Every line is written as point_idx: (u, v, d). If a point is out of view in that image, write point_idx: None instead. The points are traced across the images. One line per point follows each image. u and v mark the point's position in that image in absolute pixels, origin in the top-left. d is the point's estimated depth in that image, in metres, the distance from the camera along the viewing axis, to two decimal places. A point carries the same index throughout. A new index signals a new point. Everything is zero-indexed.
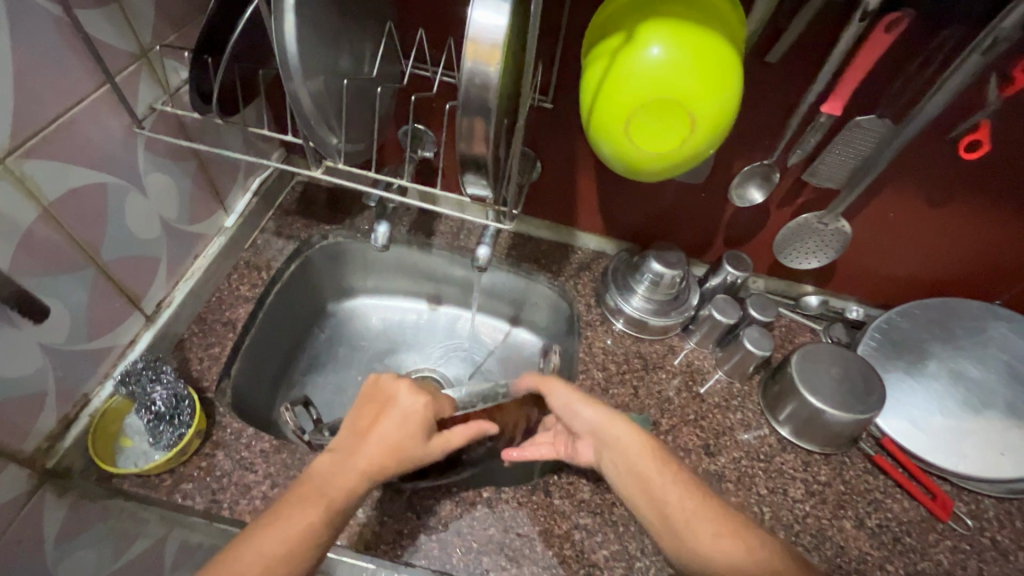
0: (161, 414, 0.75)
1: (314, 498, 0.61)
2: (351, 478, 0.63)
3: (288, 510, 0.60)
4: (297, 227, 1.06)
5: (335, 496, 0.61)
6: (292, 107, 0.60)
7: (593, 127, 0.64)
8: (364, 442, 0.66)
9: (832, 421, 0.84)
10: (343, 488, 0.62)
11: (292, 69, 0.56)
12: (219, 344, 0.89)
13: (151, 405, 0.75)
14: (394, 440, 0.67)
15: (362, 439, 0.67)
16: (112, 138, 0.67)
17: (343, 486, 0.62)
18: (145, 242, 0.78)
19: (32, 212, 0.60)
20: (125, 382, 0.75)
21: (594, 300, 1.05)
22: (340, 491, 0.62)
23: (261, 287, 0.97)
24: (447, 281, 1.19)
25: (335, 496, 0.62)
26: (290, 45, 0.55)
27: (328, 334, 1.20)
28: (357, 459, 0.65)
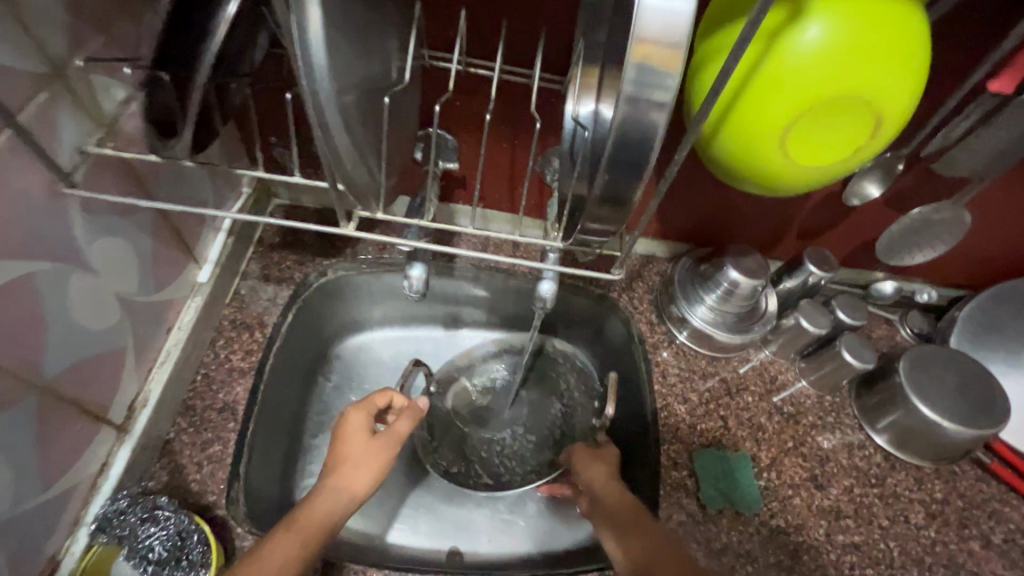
0: (163, 560, 0.56)
1: (291, 532, 0.55)
2: (338, 504, 0.59)
3: (274, 541, 0.54)
4: (287, 265, 0.85)
5: (316, 526, 0.56)
6: (316, 148, 0.40)
7: (734, 132, 0.47)
8: (346, 467, 0.61)
9: (949, 435, 0.75)
10: (324, 519, 0.57)
11: (318, 95, 0.37)
12: (219, 440, 0.69)
13: (148, 553, 0.56)
14: (368, 457, 0.62)
15: (340, 462, 0.62)
16: (32, 210, 0.46)
17: (324, 516, 0.57)
18: (102, 334, 0.57)
19: None
20: (105, 528, 0.56)
21: (655, 315, 0.90)
22: (319, 520, 0.57)
23: (257, 351, 0.77)
24: (469, 305, 1.01)
25: (314, 529, 0.56)
26: (319, 55, 0.35)
27: (335, 381, 1.00)
28: (336, 492, 0.59)
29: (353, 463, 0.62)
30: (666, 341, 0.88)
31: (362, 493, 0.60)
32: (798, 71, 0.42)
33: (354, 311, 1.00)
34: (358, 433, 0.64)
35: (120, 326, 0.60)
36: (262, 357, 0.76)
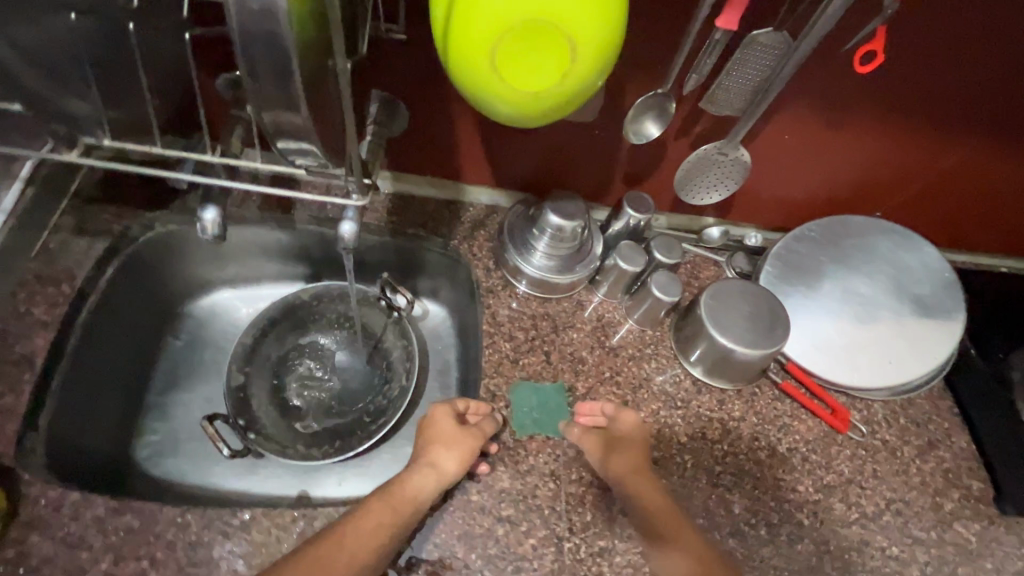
0: None
1: (386, 505, 0.65)
2: (429, 484, 0.68)
3: (369, 511, 0.64)
4: (105, 218, 0.83)
5: (407, 504, 0.66)
6: None
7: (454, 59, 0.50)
8: (436, 452, 0.71)
9: (741, 358, 0.82)
10: (411, 496, 0.67)
11: None
12: (12, 392, 0.68)
13: None
14: (457, 442, 0.71)
15: (434, 450, 0.71)
16: None
17: (411, 492, 0.67)
18: None
19: None
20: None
21: (492, 261, 0.93)
22: (409, 499, 0.66)
23: (65, 304, 0.75)
24: (319, 261, 1.02)
25: (404, 504, 0.66)
26: None
27: (185, 339, 0.99)
28: (428, 472, 0.69)
29: (443, 446, 0.71)
30: (501, 285, 0.91)
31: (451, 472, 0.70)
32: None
33: (202, 271, 0.98)
34: (446, 423, 0.74)
35: None
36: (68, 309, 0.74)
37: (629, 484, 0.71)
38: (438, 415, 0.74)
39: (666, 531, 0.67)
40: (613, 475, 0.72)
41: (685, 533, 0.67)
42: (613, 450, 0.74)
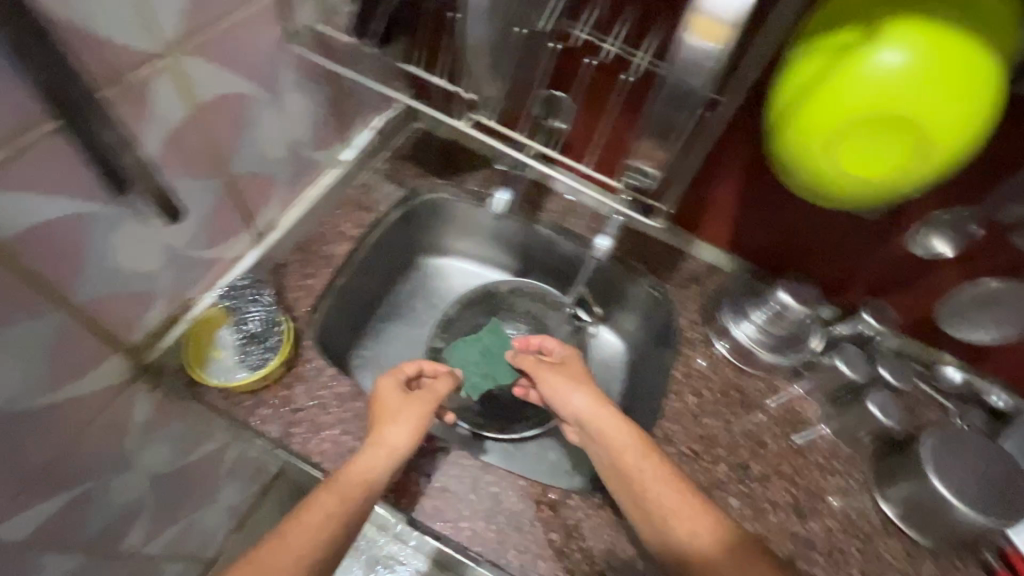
0: (254, 334, 0.76)
1: (332, 493, 0.64)
2: (377, 461, 0.68)
3: (312, 505, 0.64)
4: (409, 175, 1.04)
5: (356, 488, 0.65)
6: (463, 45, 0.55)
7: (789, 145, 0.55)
8: (383, 427, 0.70)
9: (960, 520, 0.72)
10: (362, 478, 0.66)
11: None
12: (315, 277, 0.87)
13: (245, 324, 0.76)
14: (412, 406, 0.73)
15: (386, 425, 0.71)
16: (265, 50, 0.65)
17: (368, 475, 0.67)
18: (272, 160, 0.76)
19: (182, 107, 0.58)
20: (227, 296, 0.77)
21: (701, 318, 0.95)
22: (359, 484, 0.66)
23: (366, 227, 0.95)
24: (535, 262, 1.16)
25: (354, 488, 0.65)
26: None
27: (411, 286, 1.17)
28: (380, 449, 0.69)
29: (395, 422, 0.72)
30: (702, 342, 0.93)
31: (404, 450, 0.70)
32: (860, 99, 0.49)
33: (445, 237, 1.16)
34: (393, 394, 0.75)
35: (283, 161, 0.79)
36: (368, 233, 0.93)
37: (597, 426, 0.77)
38: (383, 389, 0.74)
39: (636, 475, 0.70)
40: (583, 419, 0.78)
41: (683, 484, 0.69)
42: (574, 390, 0.81)
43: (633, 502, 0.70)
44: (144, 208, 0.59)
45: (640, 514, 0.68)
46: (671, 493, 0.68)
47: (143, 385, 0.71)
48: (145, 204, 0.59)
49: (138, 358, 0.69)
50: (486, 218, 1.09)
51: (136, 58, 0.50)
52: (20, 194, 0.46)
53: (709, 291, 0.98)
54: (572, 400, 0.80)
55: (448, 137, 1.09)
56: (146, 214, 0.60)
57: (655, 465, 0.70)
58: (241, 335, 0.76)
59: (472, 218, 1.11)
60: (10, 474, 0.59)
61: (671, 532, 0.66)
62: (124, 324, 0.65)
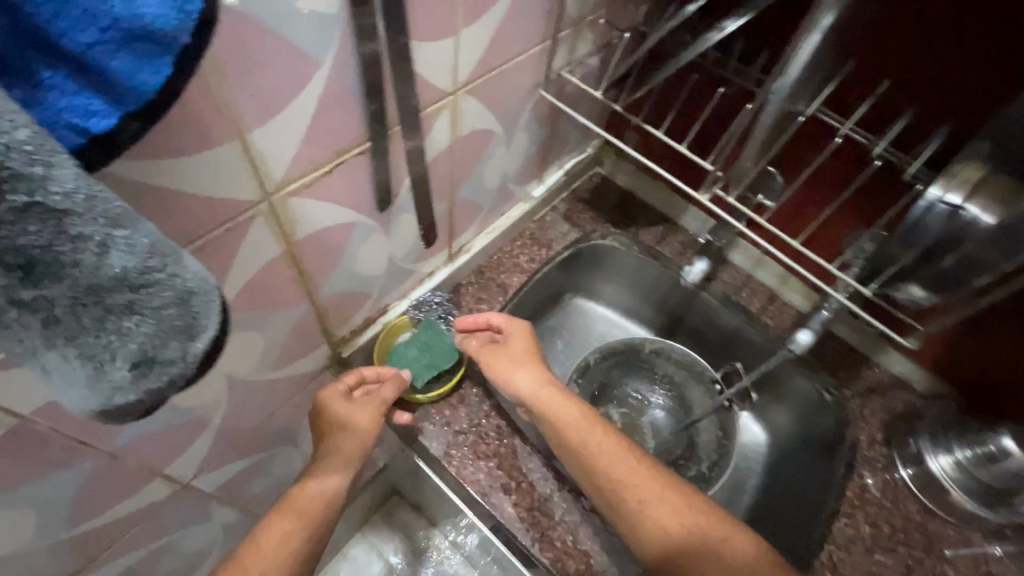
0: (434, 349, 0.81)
1: (289, 511, 0.66)
2: (333, 480, 0.69)
3: (269, 527, 0.65)
4: (584, 218, 1.04)
5: (312, 505, 0.67)
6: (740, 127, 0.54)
7: None
8: (337, 440, 0.70)
9: None
10: (319, 494, 0.68)
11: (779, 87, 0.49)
12: (489, 304, 0.90)
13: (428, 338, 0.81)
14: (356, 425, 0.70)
15: (339, 435, 0.70)
16: (519, 94, 0.69)
17: (322, 491, 0.69)
18: (486, 190, 0.80)
19: (446, 140, 0.62)
20: (418, 308, 0.82)
21: (882, 436, 0.86)
22: (311, 502, 0.68)
23: (538, 263, 0.97)
24: (687, 329, 1.11)
25: (310, 504, 0.68)
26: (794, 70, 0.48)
27: (552, 323, 1.16)
28: (331, 469, 0.69)
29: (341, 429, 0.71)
30: (880, 464, 0.84)
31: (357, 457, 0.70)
32: None
33: (600, 279, 1.14)
34: (339, 400, 0.72)
35: (492, 192, 0.82)
36: (540, 268, 0.95)
37: (546, 410, 0.72)
38: (327, 406, 0.70)
39: (608, 469, 0.67)
40: (527, 402, 0.73)
41: (631, 469, 0.67)
42: (516, 371, 0.74)
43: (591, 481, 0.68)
44: (394, 222, 0.64)
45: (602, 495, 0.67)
46: (651, 495, 0.65)
47: (332, 374, 0.77)
48: (396, 218, 0.63)
49: (337, 350, 0.75)
50: (649, 275, 1.07)
51: (435, 97, 0.55)
52: (325, 206, 0.52)
53: (894, 406, 0.88)
54: (515, 383, 0.73)
55: (627, 188, 1.09)
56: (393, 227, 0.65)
57: (628, 463, 0.67)
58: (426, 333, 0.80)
59: (634, 272, 1.09)
60: (228, 436, 0.66)
61: (636, 513, 0.64)
62: (340, 319, 0.70)
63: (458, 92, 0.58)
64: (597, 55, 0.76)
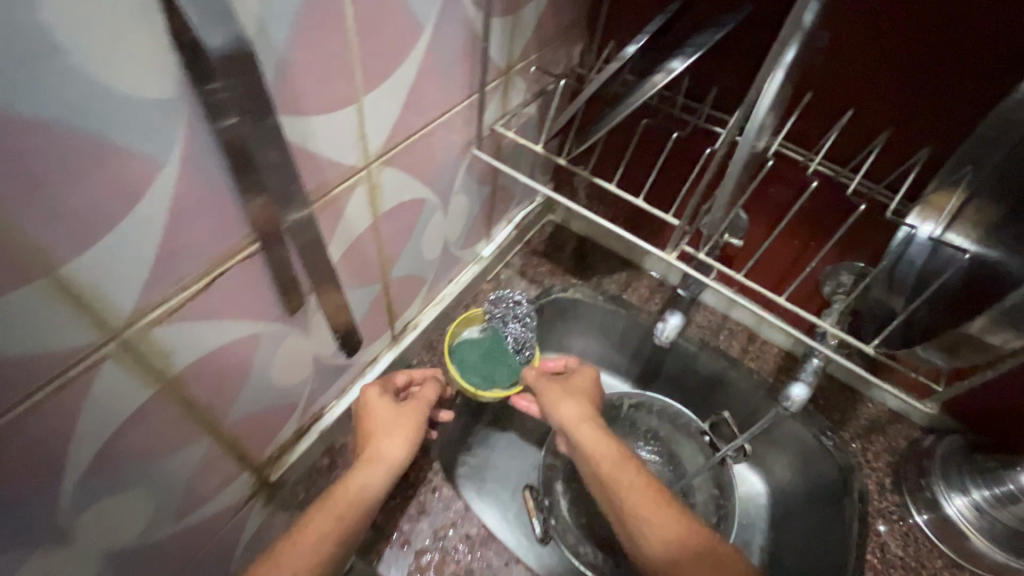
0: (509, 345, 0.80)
1: (327, 515, 0.56)
2: (378, 475, 0.60)
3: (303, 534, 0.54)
4: (542, 272, 0.96)
5: (346, 507, 0.57)
6: None
7: None
8: (377, 438, 0.62)
9: None
10: (356, 495, 0.58)
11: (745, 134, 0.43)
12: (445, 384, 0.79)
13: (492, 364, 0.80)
14: (401, 423, 0.63)
15: (371, 444, 0.62)
16: (450, 155, 0.61)
17: (354, 493, 0.58)
18: (427, 261, 0.70)
19: (367, 219, 0.53)
20: (496, 304, 0.81)
21: (890, 481, 0.78)
22: (351, 499, 0.57)
23: (495, 329, 0.87)
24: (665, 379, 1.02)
25: (347, 505, 0.57)
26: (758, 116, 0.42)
27: (520, 385, 1.07)
28: (376, 467, 0.60)
29: (387, 435, 0.63)
30: (896, 516, 0.75)
31: (397, 461, 0.61)
32: None
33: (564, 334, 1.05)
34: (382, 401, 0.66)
35: (435, 262, 0.73)
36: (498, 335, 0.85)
37: (585, 443, 0.65)
38: (368, 398, 0.64)
39: (620, 487, 0.60)
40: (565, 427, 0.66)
41: (643, 487, 0.60)
42: (564, 399, 0.68)
43: (613, 508, 0.61)
44: (315, 321, 0.53)
45: (616, 520, 0.60)
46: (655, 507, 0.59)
47: (260, 502, 0.63)
48: (315, 317, 0.53)
49: (263, 474, 0.62)
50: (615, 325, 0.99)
51: (343, 175, 0.46)
52: (207, 324, 0.41)
53: (894, 444, 0.81)
54: (558, 407, 0.67)
55: (584, 234, 1.02)
56: (315, 326, 0.54)
57: (636, 480, 0.60)
58: (492, 342, 0.81)
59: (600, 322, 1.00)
60: None
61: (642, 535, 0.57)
62: (260, 439, 0.58)
63: (372, 165, 0.49)
64: (534, 103, 0.69)
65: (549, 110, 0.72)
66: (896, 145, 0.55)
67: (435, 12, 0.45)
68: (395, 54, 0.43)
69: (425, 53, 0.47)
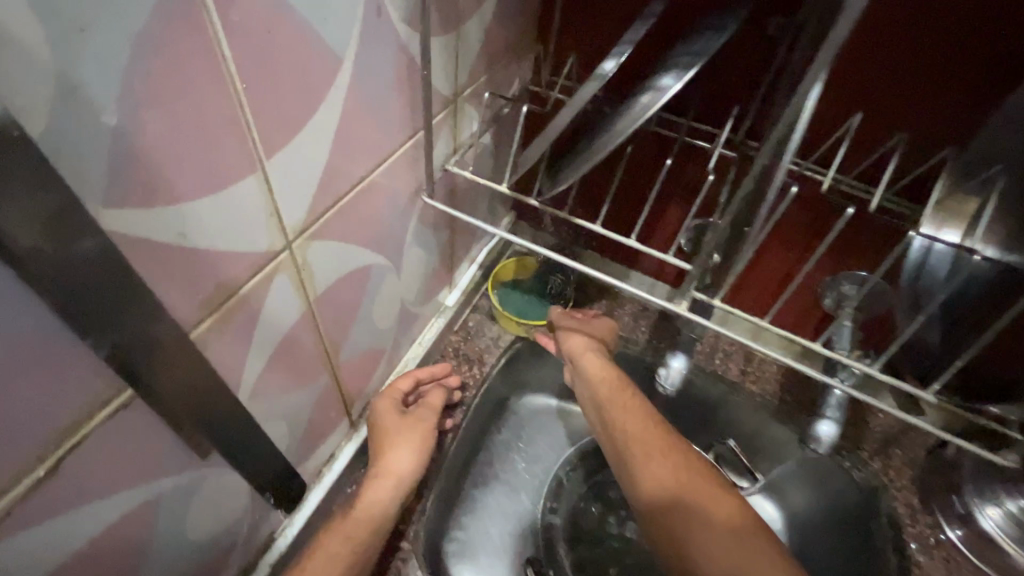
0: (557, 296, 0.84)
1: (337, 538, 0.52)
2: (390, 493, 0.56)
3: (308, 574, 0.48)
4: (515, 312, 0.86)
5: (360, 532, 0.53)
6: None
7: None
8: (391, 453, 0.58)
9: None
10: (369, 516, 0.54)
11: None
12: None
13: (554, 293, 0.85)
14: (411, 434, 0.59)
15: (384, 456, 0.58)
16: (396, 209, 0.49)
17: (367, 517, 0.54)
18: (381, 331, 0.58)
19: (296, 309, 0.40)
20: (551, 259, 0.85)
21: (919, 500, 0.72)
22: (365, 520, 0.54)
23: (472, 388, 0.76)
24: None
25: (359, 531, 0.53)
26: None
27: (504, 436, 0.96)
28: (388, 482, 0.57)
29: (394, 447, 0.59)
30: (930, 538, 0.69)
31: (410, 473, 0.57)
32: None
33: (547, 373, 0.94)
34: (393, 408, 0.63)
35: (392, 329, 0.61)
36: (475, 395, 0.74)
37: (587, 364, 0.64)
38: (378, 411, 0.60)
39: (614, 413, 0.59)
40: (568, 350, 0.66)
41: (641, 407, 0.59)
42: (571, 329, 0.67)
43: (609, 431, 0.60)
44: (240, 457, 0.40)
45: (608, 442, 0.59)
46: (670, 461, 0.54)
47: None
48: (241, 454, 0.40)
49: None
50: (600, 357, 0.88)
51: (252, 267, 0.34)
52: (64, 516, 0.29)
53: (913, 454, 0.75)
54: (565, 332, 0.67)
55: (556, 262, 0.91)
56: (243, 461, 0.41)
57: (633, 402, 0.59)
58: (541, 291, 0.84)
59: None
60: None
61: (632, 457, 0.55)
62: None
63: (293, 245, 0.37)
64: (488, 131, 0.59)
65: (507, 136, 0.62)
66: (912, 149, 0.48)
67: (354, 40, 0.34)
68: (301, 102, 0.32)
69: (347, 94, 0.35)
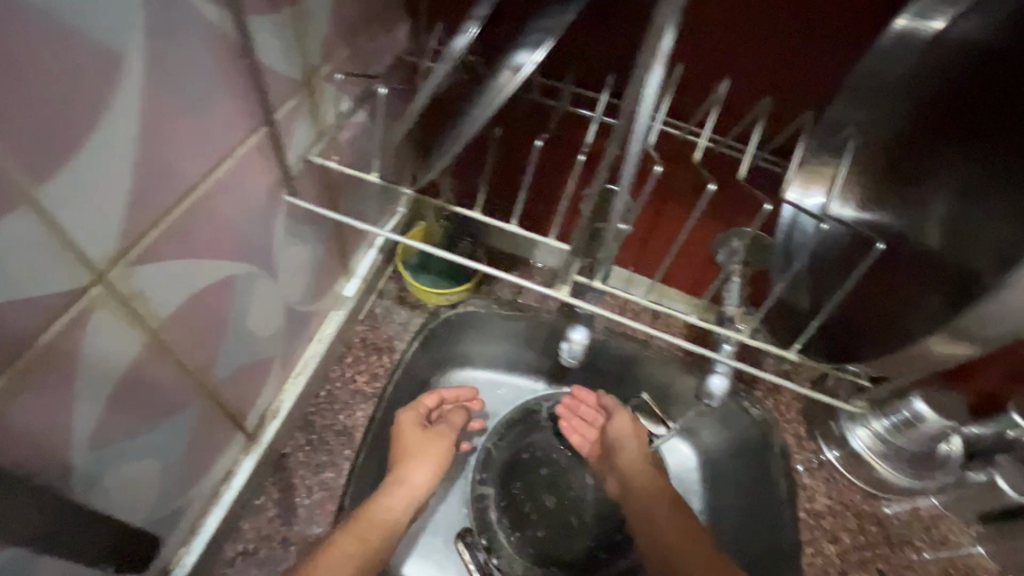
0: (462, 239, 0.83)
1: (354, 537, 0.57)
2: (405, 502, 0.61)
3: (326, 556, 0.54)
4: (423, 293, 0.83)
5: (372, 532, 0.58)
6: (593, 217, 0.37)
7: None
8: (409, 468, 0.63)
9: None
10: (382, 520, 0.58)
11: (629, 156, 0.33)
12: (333, 467, 0.65)
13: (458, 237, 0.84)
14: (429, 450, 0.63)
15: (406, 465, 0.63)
16: (255, 210, 0.44)
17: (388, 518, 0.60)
18: (264, 339, 0.54)
19: (135, 343, 0.36)
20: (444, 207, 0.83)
21: (804, 429, 0.79)
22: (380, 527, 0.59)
23: (383, 378, 0.73)
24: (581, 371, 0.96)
25: (372, 533, 0.57)
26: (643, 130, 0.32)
27: (430, 415, 0.95)
28: (398, 488, 0.62)
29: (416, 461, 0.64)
30: (814, 461, 0.77)
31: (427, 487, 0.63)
32: None
33: (466, 348, 0.93)
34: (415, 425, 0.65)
35: (278, 333, 0.57)
36: (387, 384, 0.72)
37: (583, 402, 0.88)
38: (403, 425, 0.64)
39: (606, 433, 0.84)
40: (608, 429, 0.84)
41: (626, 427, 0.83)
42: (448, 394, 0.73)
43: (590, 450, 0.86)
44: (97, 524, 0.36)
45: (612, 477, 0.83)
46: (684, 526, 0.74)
47: None
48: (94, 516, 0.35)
49: None
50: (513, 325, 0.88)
51: (50, 308, 0.29)
52: None
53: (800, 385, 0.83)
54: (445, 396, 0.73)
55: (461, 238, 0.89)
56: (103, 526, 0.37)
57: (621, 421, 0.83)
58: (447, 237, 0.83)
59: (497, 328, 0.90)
60: None
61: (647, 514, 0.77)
62: None
63: (107, 274, 0.31)
64: (360, 111, 0.54)
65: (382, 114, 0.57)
66: (778, 115, 0.49)
67: (138, 31, 0.28)
68: (87, 108, 0.27)
69: (145, 94, 0.30)
